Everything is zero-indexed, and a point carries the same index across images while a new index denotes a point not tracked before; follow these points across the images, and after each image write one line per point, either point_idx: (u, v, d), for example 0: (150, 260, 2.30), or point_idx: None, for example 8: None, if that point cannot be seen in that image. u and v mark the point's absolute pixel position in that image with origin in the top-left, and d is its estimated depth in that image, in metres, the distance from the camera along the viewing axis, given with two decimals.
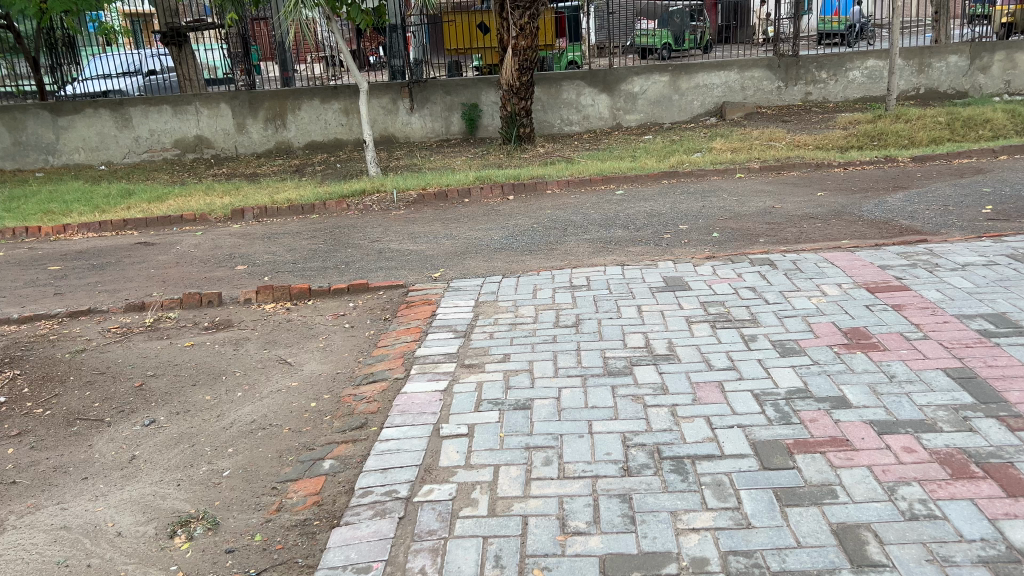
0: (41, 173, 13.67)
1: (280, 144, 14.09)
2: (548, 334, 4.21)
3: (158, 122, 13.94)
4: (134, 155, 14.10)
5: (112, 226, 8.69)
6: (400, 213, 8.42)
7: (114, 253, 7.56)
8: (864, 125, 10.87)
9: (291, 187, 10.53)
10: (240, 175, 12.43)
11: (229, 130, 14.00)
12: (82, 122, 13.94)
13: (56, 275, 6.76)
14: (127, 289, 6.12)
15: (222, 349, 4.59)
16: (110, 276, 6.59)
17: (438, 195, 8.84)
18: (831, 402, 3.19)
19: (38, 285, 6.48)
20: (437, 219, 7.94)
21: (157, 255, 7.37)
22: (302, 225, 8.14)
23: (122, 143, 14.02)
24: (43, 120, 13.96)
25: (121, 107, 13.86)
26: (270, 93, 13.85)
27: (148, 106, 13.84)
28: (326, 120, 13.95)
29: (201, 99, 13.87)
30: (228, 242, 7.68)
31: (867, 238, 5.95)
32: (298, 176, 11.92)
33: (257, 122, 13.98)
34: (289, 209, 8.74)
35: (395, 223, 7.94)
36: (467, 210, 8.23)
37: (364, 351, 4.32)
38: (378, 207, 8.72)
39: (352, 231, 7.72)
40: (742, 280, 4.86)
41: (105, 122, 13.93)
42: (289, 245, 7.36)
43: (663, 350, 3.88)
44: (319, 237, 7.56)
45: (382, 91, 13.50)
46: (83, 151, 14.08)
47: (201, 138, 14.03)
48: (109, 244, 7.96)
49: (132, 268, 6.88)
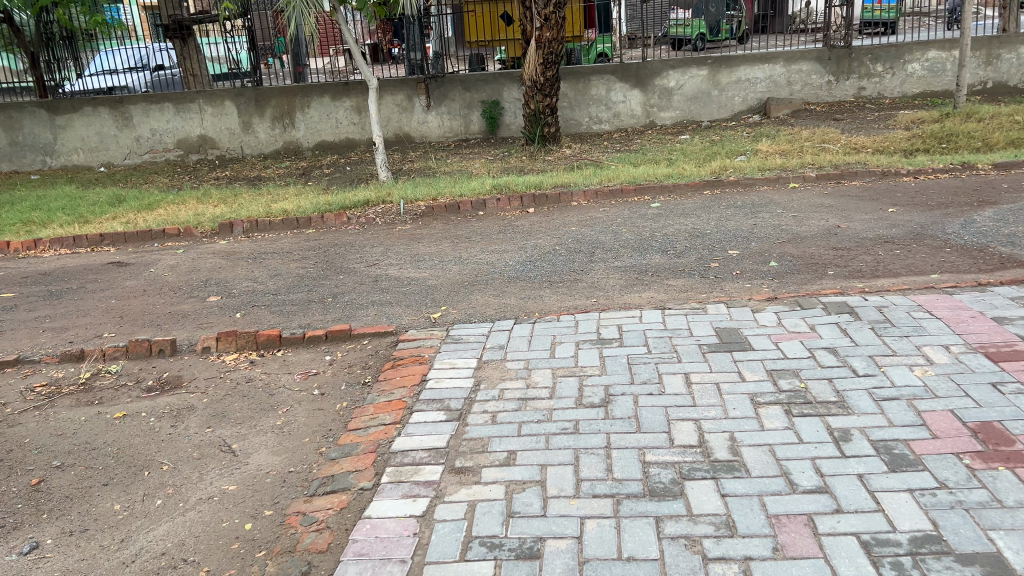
0: (37, 175, 12.91)
1: (288, 144, 13.19)
2: (568, 418, 3.20)
3: (159, 121, 13.11)
4: (135, 156, 13.29)
5: (87, 241, 7.81)
6: (407, 228, 7.46)
7: (80, 275, 6.67)
8: (930, 125, 9.69)
9: (293, 195, 9.60)
10: (243, 179, 11.56)
11: (234, 129, 13.12)
12: (80, 121, 13.14)
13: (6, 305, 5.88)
14: (76, 327, 5.21)
15: (157, 425, 3.64)
16: (65, 308, 5.69)
17: (449, 207, 7.84)
18: (982, 567, 2.20)
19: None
20: (447, 237, 6.97)
21: (126, 278, 6.47)
22: (295, 243, 7.20)
23: (123, 143, 13.21)
24: (40, 118, 13.18)
25: (120, 105, 13.04)
26: (278, 90, 12.94)
27: (149, 103, 13.01)
28: (337, 119, 13.02)
29: (205, 97, 13.01)
30: (210, 263, 6.77)
31: (963, 271, 4.87)
32: (305, 181, 11.03)
33: (263, 120, 13.08)
34: (283, 222, 7.80)
35: (400, 241, 6.98)
36: (482, 225, 7.26)
37: (330, 437, 3.34)
38: (382, 220, 7.76)
39: (350, 251, 6.77)
40: (818, 338, 3.81)
41: (104, 121, 13.12)
42: (276, 267, 6.43)
43: (723, 454, 2.86)
44: (312, 258, 6.63)
45: (397, 87, 12.52)
46: (82, 152, 13.30)
47: (205, 138, 13.17)
48: (79, 264, 7.09)
49: (93, 296, 5.97)
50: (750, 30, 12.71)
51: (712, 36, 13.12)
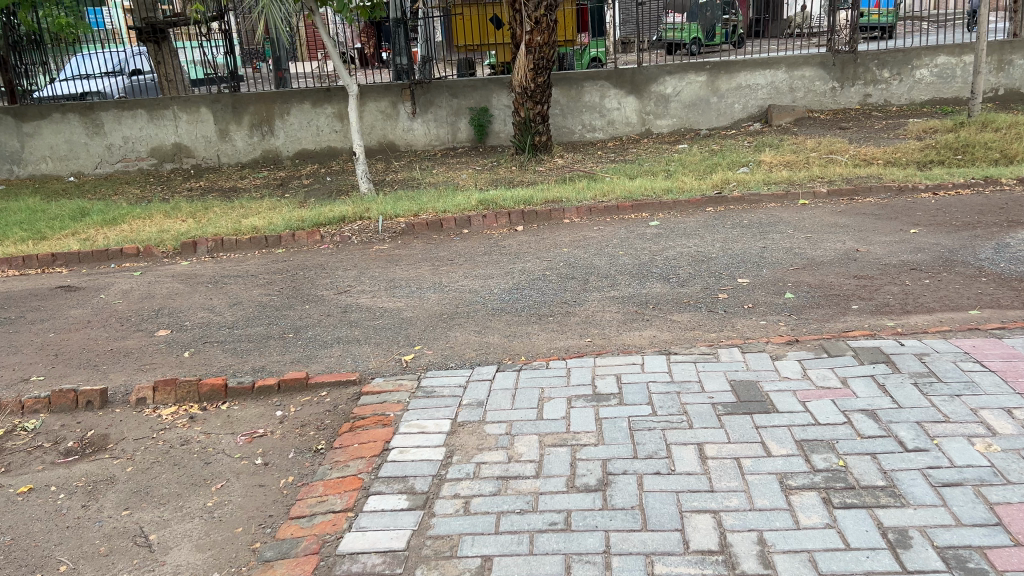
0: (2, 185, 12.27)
1: (267, 152, 12.58)
2: (557, 508, 2.61)
3: (132, 128, 12.48)
4: (106, 165, 12.66)
5: (37, 262, 7.19)
6: (385, 247, 6.87)
7: (22, 303, 6.05)
8: (943, 135, 9.16)
9: (267, 209, 9.00)
10: (217, 190, 10.95)
11: (211, 136, 12.51)
12: (48, 128, 12.51)
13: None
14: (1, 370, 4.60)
15: (63, 506, 3.03)
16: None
17: (431, 224, 7.24)
18: None
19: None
20: (428, 259, 6.38)
21: (71, 306, 5.85)
22: (262, 266, 6.60)
23: (93, 151, 12.58)
24: (6, 125, 12.54)
25: (90, 112, 12.42)
26: (256, 96, 12.34)
27: (120, 110, 12.39)
28: (319, 126, 12.42)
29: (179, 103, 12.38)
30: (166, 289, 6.17)
31: (1005, 307, 4.31)
32: (283, 192, 10.43)
33: (241, 128, 12.47)
34: (250, 241, 7.19)
35: (377, 263, 6.40)
36: (466, 244, 6.69)
37: (269, 528, 2.75)
38: (358, 238, 7.16)
39: (321, 275, 6.18)
40: (853, 397, 3.24)
41: (73, 128, 12.50)
42: (238, 295, 5.83)
43: (753, 567, 2.29)
44: (279, 283, 6.04)
45: (381, 94, 11.93)
46: (51, 161, 12.66)
47: (180, 146, 12.55)
48: (24, 288, 6.47)
49: (30, 329, 5.36)
50: (745, 35, 11.91)
51: (708, 39, 12.32)
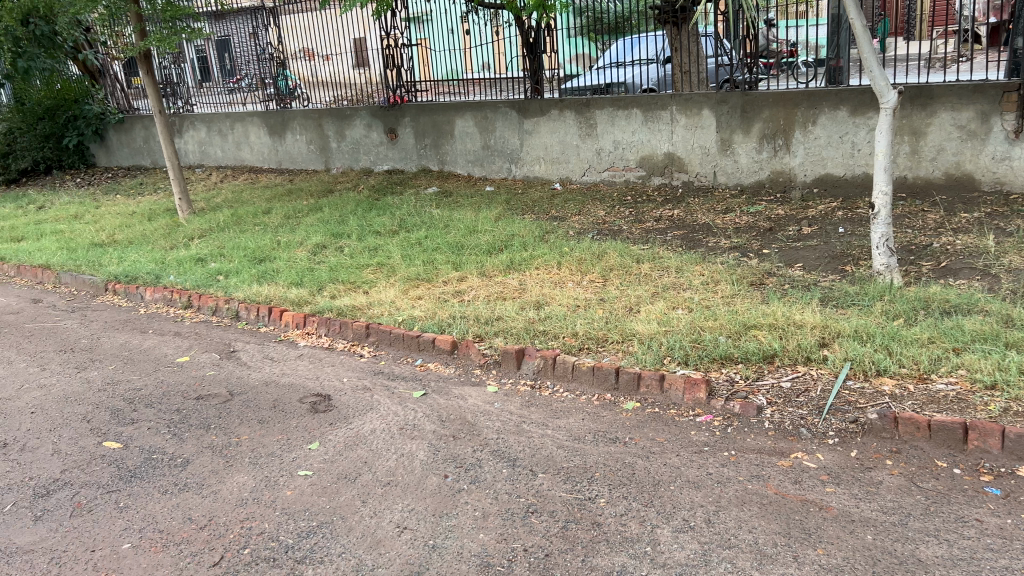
0: (491, 188, 10.29)
1: (777, 176, 8.65)
2: None
3: (625, 132, 9.52)
4: (594, 173, 9.95)
5: (354, 332, 5.21)
6: (812, 470, 3.16)
7: (227, 422, 4.03)
8: None
9: (703, 286, 5.72)
10: (686, 226, 7.98)
11: (710, 148, 8.98)
12: (546, 127, 10.11)
13: (40, 485, 3.44)
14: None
15: None
16: (44, 544, 2.99)
17: (940, 429, 3.21)
18: None
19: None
20: (885, 562, 2.54)
21: (248, 463, 3.57)
22: (565, 447, 3.53)
23: (583, 156, 9.94)
24: (511, 120, 10.42)
25: (586, 108, 9.72)
26: (773, 96, 8.42)
27: (615, 108, 9.49)
28: (855, 144, 8.04)
29: (680, 102, 9.03)
30: (394, 460, 3.51)
31: None
32: (762, 246, 6.98)
33: (748, 139, 8.71)
34: (592, 373, 4.15)
35: (763, 524, 2.82)
36: (1005, 530, 2.63)
37: None
38: (773, 420, 3.57)
39: (625, 533, 2.85)
40: None
41: (568, 127, 9.94)
42: (447, 543, 2.87)
43: None
44: (539, 532, 2.89)
45: (964, 99, 7.36)
46: (544, 163, 10.31)
47: (672, 158, 9.26)
48: (284, 389, 4.45)
49: (145, 507, 3.22)
50: None
51: None
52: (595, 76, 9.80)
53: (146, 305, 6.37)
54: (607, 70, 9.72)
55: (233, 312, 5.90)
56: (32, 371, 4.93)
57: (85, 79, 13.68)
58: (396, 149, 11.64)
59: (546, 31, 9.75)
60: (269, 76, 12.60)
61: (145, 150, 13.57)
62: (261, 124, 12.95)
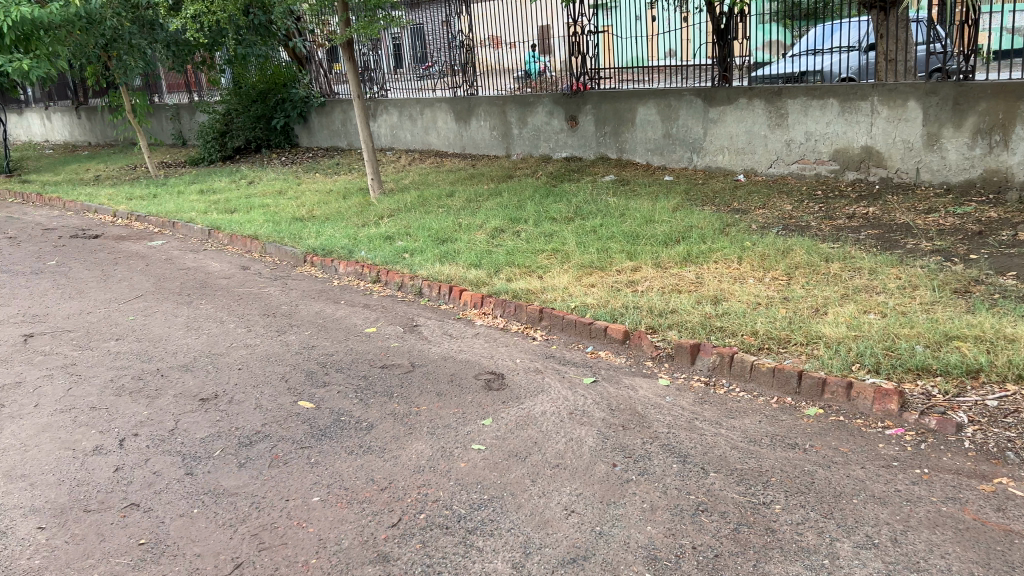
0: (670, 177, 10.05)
1: (991, 175, 7.86)
2: None
3: (819, 123, 9.03)
4: (782, 165, 9.49)
5: (529, 315, 5.30)
6: (1018, 498, 2.89)
7: (408, 392, 4.24)
8: None
9: (898, 290, 5.33)
10: (881, 224, 7.45)
11: (914, 142, 8.31)
12: (733, 116, 9.74)
13: (244, 435, 3.79)
14: (142, 572, 2.79)
15: None
16: (246, 488, 3.29)
17: None
18: None
19: (175, 450, 3.67)
20: None
21: (426, 432, 3.74)
22: (740, 449, 3.42)
23: (771, 147, 9.51)
24: (696, 109, 10.11)
25: (778, 97, 9.31)
26: (992, 87, 7.66)
27: (810, 98, 9.04)
28: None
29: (883, 92, 8.44)
30: (564, 443, 3.56)
31: None
32: (969, 251, 6.39)
33: (959, 133, 7.98)
34: (772, 374, 4.00)
35: (958, 552, 2.61)
36: None
37: None
38: (975, 443, 3.28)
39: (801, 542, 2.73)
40: None
41: (757, 117, 9.54)
42: (614, 531, 2.88)
43: None
44: (709, 532, 2.83)
45: None
46: (727, 153, 9.92)
47: (870, 152, 8.68)
48: (461, 365, 4.62)
49: (333, 464, 3.46)
50: None
51: None
52: (789, 64, 9.25)
53: (338, 277, 6.81)
54: (802, 57, 9.12)
55: (417, 289, 6.18)
56: (241, 331, 5.42)
57: (293, 65, 14.88)
58: (576, 136, 11.61)
59: (739, 17, 9.47)
60: (458, 63, 13.03)
61: (343, 133, 14.50)
62: (449, 111, 13.37)
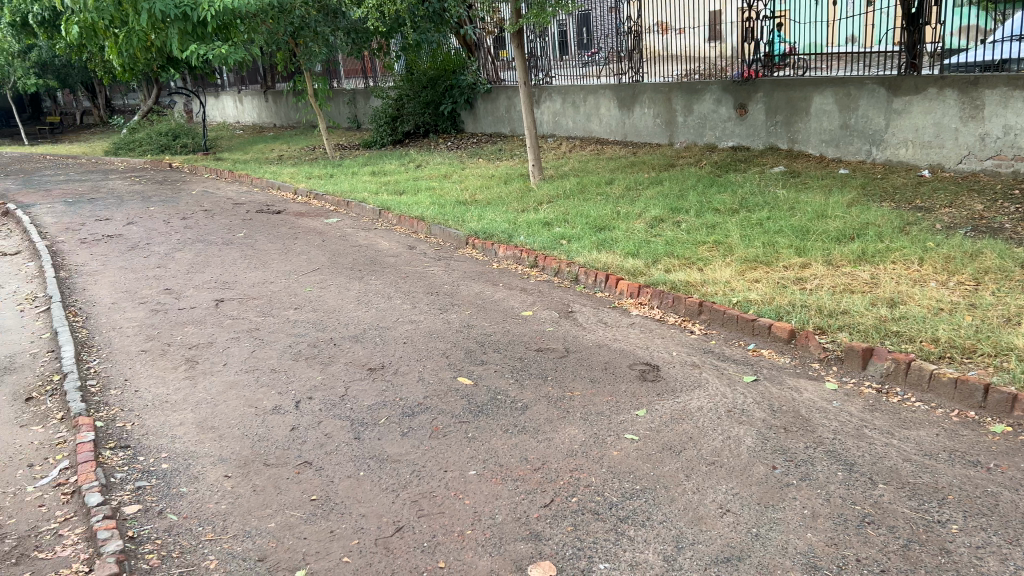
0: (846, 170, 9.45)
1: None
2: None
3: (1020, 115, 8.15)
4: (975, 160, 8.66)
5: (687, 307, 5.21)
6: None
7: (563, 376, 4.29)
8: None
9: None
10: None
11: None
12: (920, 107, 8.99)
13: (408, 406, 3.97)
14: (313, 525, 3.00)
15: None
16: (408, 456, 3.46)
17: None
18: None
19: (345, 414, 3.91)
20: None
21: (580, 417, 3.77)
22: (914, 463, 3.21)
23: (963, 140, 8.71)
24: (878, 99, 9.41)
25: (973, 87, 8.51)
26: None
27: (1011, 88, 8.16)
28: None
29: None
30: (720, 441, 3.48)
31: None
32: None
33: None
34: (955, 386, 3.72)
35: None
36: None
37: None
38: None
39: (980, 568, 2.54)
40: None
41: (948, 107, 8.76)
42: (771, 534, 2.79)
43: None
44: (876, 546, 2.68)
45: None
46: (911, 146, 9.18)
47: None
48: (615, 353, 4.62)
49: (489, 441, 3.56)
50: None
51: None
52: (985, 52, 8.80)
53: (498, 261, 6.96)
54: (1001, 44, 8.65)
55: (573, 275, 6.22)
56: (406, 307, 5.67)
57: (463, 52, 15.32)
58: (744, 125, 11.05)
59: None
60: (624, 50, 12.77)
61: (507, 119, 14.78)
62: (613, 97, 13.05)
